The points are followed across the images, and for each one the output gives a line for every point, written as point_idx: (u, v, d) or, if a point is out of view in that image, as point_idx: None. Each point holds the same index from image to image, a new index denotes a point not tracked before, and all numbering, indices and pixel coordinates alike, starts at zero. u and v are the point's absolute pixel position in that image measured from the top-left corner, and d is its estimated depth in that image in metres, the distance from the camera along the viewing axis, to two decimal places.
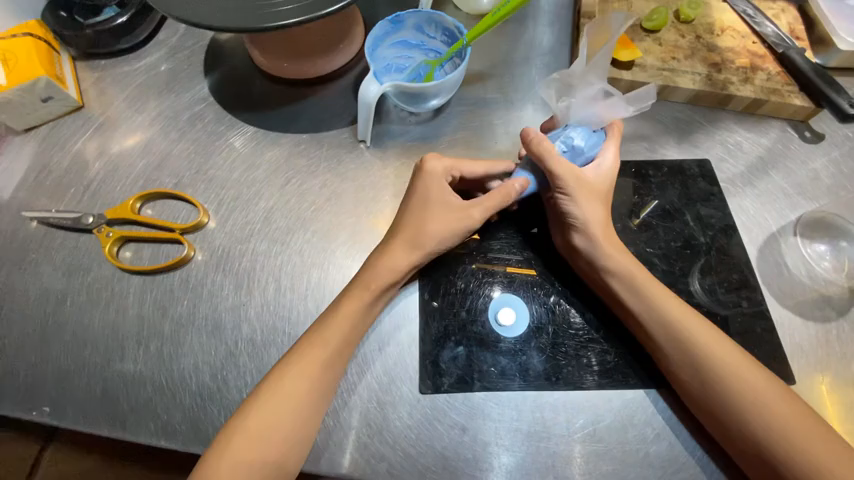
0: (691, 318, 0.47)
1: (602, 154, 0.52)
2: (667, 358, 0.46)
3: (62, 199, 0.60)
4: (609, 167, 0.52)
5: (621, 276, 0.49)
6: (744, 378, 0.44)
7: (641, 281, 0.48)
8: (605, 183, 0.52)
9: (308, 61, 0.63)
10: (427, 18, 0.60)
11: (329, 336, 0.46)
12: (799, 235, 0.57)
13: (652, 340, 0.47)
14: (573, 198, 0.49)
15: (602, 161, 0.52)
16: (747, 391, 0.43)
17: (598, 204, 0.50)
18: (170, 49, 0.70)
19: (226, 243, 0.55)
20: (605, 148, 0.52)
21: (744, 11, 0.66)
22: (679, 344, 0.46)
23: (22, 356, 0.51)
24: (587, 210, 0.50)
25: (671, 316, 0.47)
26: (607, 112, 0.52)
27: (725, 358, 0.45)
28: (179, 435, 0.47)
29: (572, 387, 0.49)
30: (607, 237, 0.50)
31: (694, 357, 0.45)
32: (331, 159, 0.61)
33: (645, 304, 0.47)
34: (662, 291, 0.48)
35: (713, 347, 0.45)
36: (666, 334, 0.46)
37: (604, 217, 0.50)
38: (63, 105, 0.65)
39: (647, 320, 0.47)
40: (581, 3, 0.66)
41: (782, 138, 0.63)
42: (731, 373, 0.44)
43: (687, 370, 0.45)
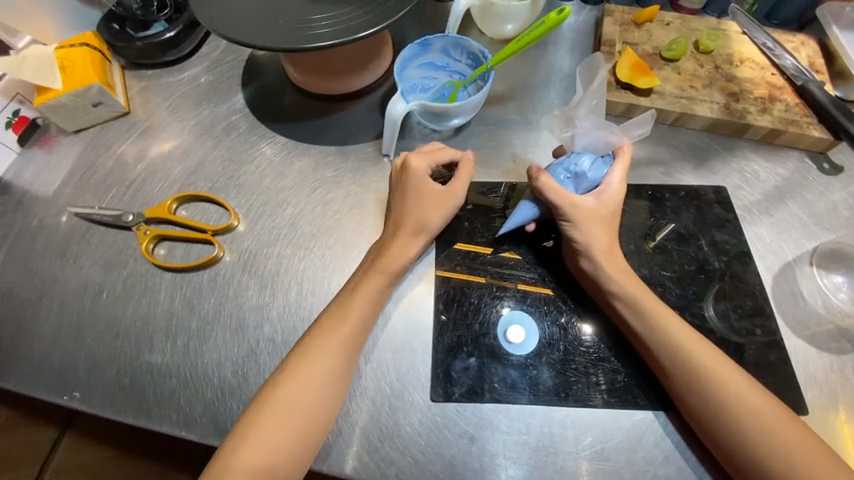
0: (701, 342, 0.47)
1: (608, 177, 0.53)
2: (675, 382, 0.47)
3: (105, 198, 0.65)
4: (614, 190, 0.53)
5: (629, 298, 0.49)
6: (753, 407, 0.44)
7: (649, 305, 0.49)
8: (610, 207, 0.52)
9: (337, 80, 0.66)
10: (453, 42, 0.63)
11: (349, 316, 0.49)
12: (815, 265, 0.57)
13: (659, 363, 0.47)
14: (575, 225, 0.51)
15: (606, 184, 0.53)
16: (755, 420, 0.43)
17: (602, 229, 0.51)
18: (212, 63, 0.75)
19: (253, 246, 0.58)
20: (611, 172, 0.53)
21: (764, 43, 0.67)
22: (687, 370, 0.46)
23: (59, 343, 0.54)
24: (589, 236, 0.51)
25: (679, 341, 0.47)
26: (610, 141, 0.54)
27: (734, 386, 0.45)
28: (199, 427, 0.49)
29: (581, 405, 0.49)
30: (615, 260, 0.51)
31: (704, 382, 0.45)
32: (356, 170, 0.64)
33: (654, 327, 0.48)
34: (671, 315, 0.49)
35: (722, 373, 0.45)
36: (673, 359, 0.47)
37: (608, 241, 0.51)
38: (111, 110, 0.70)
39: (656, 344, 0.48)
40: (602, 31, 0.69)
41: (800, 168, 0.63)
42: (740, 401, 0.44)
43: (698, 396, 0.45)
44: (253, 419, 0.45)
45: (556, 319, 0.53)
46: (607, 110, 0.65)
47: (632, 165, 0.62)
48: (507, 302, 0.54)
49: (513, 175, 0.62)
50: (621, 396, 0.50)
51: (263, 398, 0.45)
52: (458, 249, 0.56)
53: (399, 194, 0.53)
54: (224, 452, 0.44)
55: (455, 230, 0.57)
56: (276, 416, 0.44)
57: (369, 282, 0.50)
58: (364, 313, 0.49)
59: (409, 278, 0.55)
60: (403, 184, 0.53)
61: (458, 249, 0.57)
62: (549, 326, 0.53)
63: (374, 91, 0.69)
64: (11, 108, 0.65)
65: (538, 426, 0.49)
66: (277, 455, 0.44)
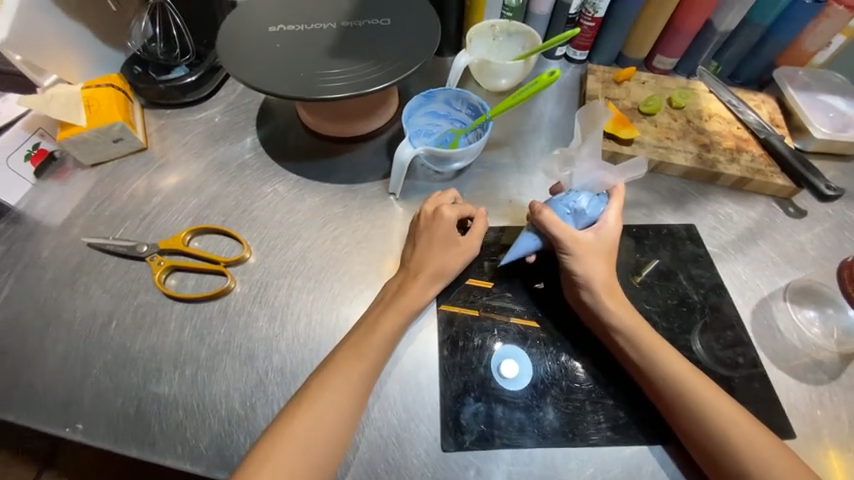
0: (691, 372, 0.50)
1: (605, 214, 0.58)
2: (673, 414, 0.49)
3: (117, 229, 0.67)
4: (610, 226, 0.58)
5: (627, 332, 0.53)
6: (746, 436, 0.47)
7: (647, 339, 0.52)
8: (607, 242, 0.57)
9: (344, 125, 0.72)
10: (455, 95, 0.70)
11: (367, 352, 0.51)
12: (788, 300, 0.62)
13: (658, 399, 0.50)
14: (576, 258, 0.55)
15: (604, 220, 0.58)
16: (748, 450, 0.46)
17: (600, 261, 0.56)
18: (228, 104, 0.80)
19: (264, 278, 0.61)
20: (606, 210, 0.58)
21: (728, 101, 0.76)
22: (684, 401, 0.48)
23: (66, 373, 0.55)
24: (589, 268, 0.55)
25: (675, 373, 0.50)
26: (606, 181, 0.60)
27: (729, 417, 0.47)
28: (204, 459, 0.50)
29: (587, 444, 0.51)
30: (613, 294, 0.55)
31: (701, 414, 0.48)
32: (364, 207, 0.68)
33: (651, 360, 0.51)
34: (667, 348, 0.52)
35: (716, 403, 0.48)
36: (671, 391, 0.49)
37: (607, 273, 0.55)
38: (129, 146, 0.73)
39: (653, 375, 0.51)
40: (587, 88, 0.77)
41: (768, 212, 0.70)
42: (734, 431, 0.47)
43: (695, 427, 0.48)
44: (264, 459, 0.45)
45: (558, 357, 0.56)
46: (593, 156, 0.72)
47: None
48: (509, 337, 0.57)
49: (510, 214, 0.67)
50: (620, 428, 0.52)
51: (275, 437, 0.46)
52: (462, 285, 0.59)
53: (426, 235, 0.58)
54: None
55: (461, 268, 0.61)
56: (290, 451, 0.45)
57: (389, 318, 0.53)
58: (372, 345, 0.51)
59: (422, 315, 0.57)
60: (432, 227, 0.58)
61: (463, 283, 0.60)
62: (552, 362, 0.55)
63: (382, 134, 0.75)
64: (32, 140, 0.68)
65: (544, 460, 0.50)
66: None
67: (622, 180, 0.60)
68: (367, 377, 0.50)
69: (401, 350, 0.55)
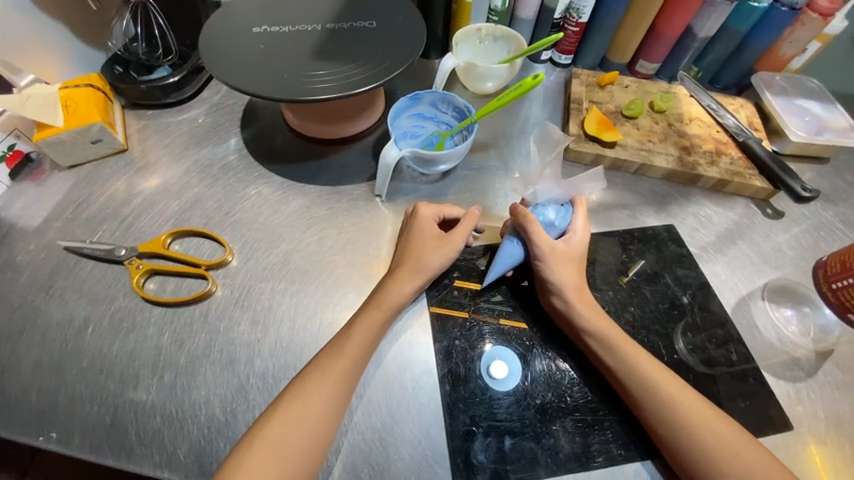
0: (671, 381, 0.50)
1: (574, 222, 0.59)
2: (647, 417, 0.49)
3: (95, 232, 0.65)
4: (579, 234, 0.59)
5: (601, 336, 0.53)
6: (718, 434, 0.47)
7: (624, 346, 0.52)
8: (577, 250, 0.58)
9: (330, 128, 0.71)
10: (441, 97, 0.70)
11: (348, 351, 0.50)
12: (767, 299, 0.63)
13: (648, 419, 0.49)
14: (548, 267, 0.55)
15: (573, 229, 0.59)
16: (718, 449, 0.47)
17: (572, 269, 0.56)
18: (212, 105, 0.79)
19: (247, 281, 0.60)
20: (574, 219, 0.59)
21: (708, 105, 0.78)
22: (658, 404, 0.49)
23: (39, 380, 0.53)
24: (561, 275, 0.55)
25: (648, 376, 0.50)
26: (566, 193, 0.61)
27: (698, 417, 0.48)
28: (183, 468, 0.48)
29: (603, 467, 0.50)
30: (586, 300, 0.55)
31: (688, 431, 0.47)
32: (348, 209, 0.67)
33: (629, 370, 0.51)
34: (640, 351, 0.52)
35: (700, 416, 0.48)
36: (645, 393, 0.50)
37: (578, 281, 0.56)
38: (109, 147, 0.71)
39: (636, 388, 0.50)
40: (571, 91, 0.78)
41: (746, 213, 0.72)
42: (706, 431, 0.47)
43: (668, 429, 0.48)
44: None
45: (538, 361, 0.55)
46: (577, 158, 0.72)
47: (601, 209, 0.69)
48: (489, 342, 0.56)
49: (495, 216, 0.67)
50: (602, 425, 0.52)
51: (255, 446, 0.45)
52: (447, 286, 0.60)
53: (406, 235, 0.59)
54: None
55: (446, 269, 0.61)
56: None
57: (368, 317, 0.53)
58: (355, 348, 0.51)
59: (404, 315, 0.57)
60: (411, 226, 0.59)
61: (444, 287, 0.59)
62: (537, 364, 0.55)
63: (367, 136, 0.75)
64: (7, 142, 0.66)
65: (528, 465, 0.50)
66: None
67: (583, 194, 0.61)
68: (350, 378, 0.50)
69: (385, 350, 0.55)
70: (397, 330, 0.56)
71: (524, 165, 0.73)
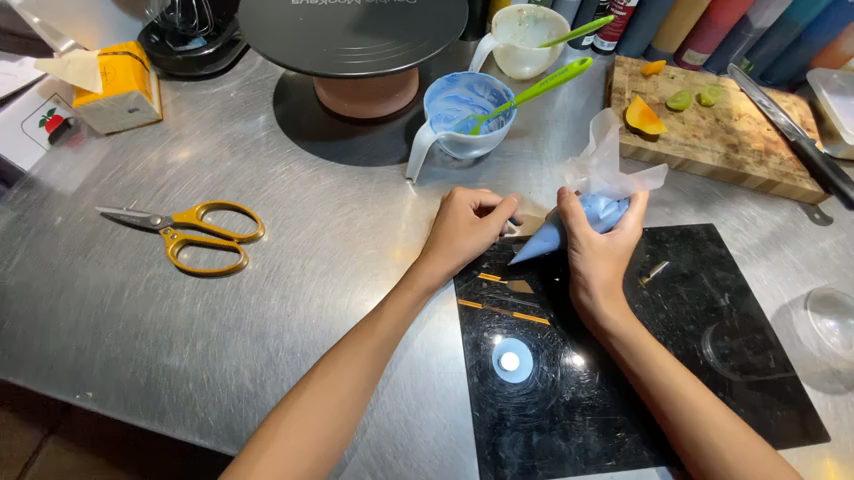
0: (694, 388, 0.49)
1: (624, 221, 0.57)
2: (667, 421, 0.48)
3: (130, 200, 0.66)
4: (627, 233, 0.56)
5: (626, 337, 0.52)
6: (740, 446, 0.45)
7: (646, 348, 0.51)
8: (621, 247, 0.56)
9: (364, 105, 0.70)
10: (479, 80, 0.68)
11: (378, 329, 0.50)
12: (809, 308, 0.60)
13: (669, 424, 0.48)
14: (583, 258, 0.54)
15: (622, 227, 0.56)
16: (741, 461, 0.45)
17: (607, 264, 0.54)
18: (245, 80, 0.78)
19: (277, 257, 0.60)
20: (625, 217, 0.57)
21: (759, 101, 0.74)
22: (679, 409, 0.47)
23: (76, 339, 0.55)
24: (591, 268, 0.54)
25: (671, 380, 0.49)
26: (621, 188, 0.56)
27: (721, 426, 0.46)
28: (213, 433, 0.50)
29: (630, 467, 0.50)
30: (613, 297, 0.54)
31: (706, 440, 0.46)
32: (379, 190, 0.67)
33: (651, 372, 0.50)
34: (666, 356, 0.51)
35: (723, 426, 0.46)
36: (667, 397, 0.48)
37: (610, 278, 0.54)
38: (145, 117, 0.72)
39: (655, 390, 0.49)
40: (613, 79, 0.74)
41: (793, 217, 0.68)
42: (728, 441, 0.46)
43: (688, 435, 0.47)
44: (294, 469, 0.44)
45: (568, 357, 0.55)
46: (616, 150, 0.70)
47: None
48: (519, 334, 0.56)
49: (528, 206, 0.66)
50: (631, 426, 0.51)
51: (284, 420, 0.46)
52: (474, 278, 0.59)
53: (440, 219, 0.59)
54: None
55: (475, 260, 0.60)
56: (316, 459, 0.45)
57: (398, 297, 0.53)
58: (384, 328, 0.51)
59: (433, 300, 0.57)
60: (446, 211, 0.59)
61: (474, 277, 0.59)
62: (565, 361, 0.54)
63: (401, 117, 0.73)
64: (47, 106, 0.66)
65: (555, 463, 0.49)
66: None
67: (642, 189, 0.57)
68: (379, 359, 0.50)
69: (412, 334, 0.55)
70: (425, 314, 0.56)
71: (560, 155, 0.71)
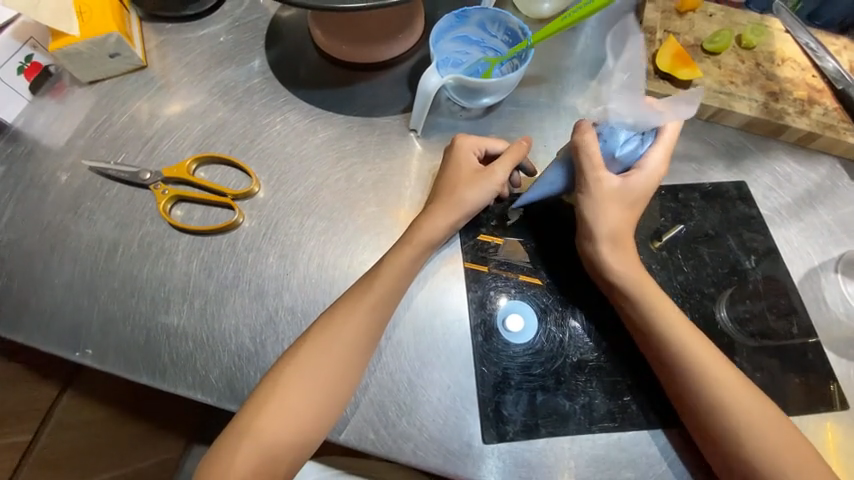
0: (699, 340, 0.47)
1: (644, 158, 0.52)
2: (668, 375, 0.47)
3: (119, 154, 0.62)
4: (647, 173, 0.52)
5: (633, 291, 0.49)
6: (740, 401, 0.45)
7: (652, 299, 0.49)
8: (637, 192, 0.52)
9: (363, 48, 0.64)
10: (492, 16, 0.60)
11: (376, 284, 0.49)
12: (840, 272, 0.56)
13: (670, 378, 0.47)
14: (589, 200, 0.51)
15: (641, 166, 0.52)
16: (740, 416, 0.44)
17: (617, 209, 0.51)
18: (233, 21, 0.70)
19: (274, 215, 0.57)
20: (648, 153, 0.52)
21: (806, 44, 0.65)
22: (680, 360, 0.46)
23: (73, 298, 0.54)
24: (600, 214, 0.51)
25: (677, 336, 0.47)
26: (649, 118, 0.50)
27: (723, 382, 0.45)
28: (215, 391, 0.50)
29: (638, 429, 0.49)
30: (622, 249, 0.51)
31: (706, 397, 0.45)
32: (380, 142, 0.62)
33: (657, 324, 0.48)
34: (674, 309, 0.49)
35: (726, 381, 0.46)
36: (669, 350, 0.47)
37: (620, 224, 0.51)
38: (128, 63, 0.66)
39: (658, 343, 0.48)
40: (644, 17, 0.65)
41: (832, 174, 0.62)
42: (729, 397, 0.45)
43: (686, 389, 0.46)
44: (294, 424, 0.45)
45: (577, 318, 0.52)
46: None
47: None
48: (527, 295, 0.53)
49: (543, 162, 0.61)
50: (642, 389, 0.50)
51: (285, 375, 0.46)
52: (476, 240, 0.55)
53: (440, 170, 0.56)
54: (275, 460, 0.44)
55: (479, 219, 0.56)
56: (314, 413, 0.45)
57: (398, 254, 0.51)
58: (384, 286, 0.49)
59: (435, 257, 0.55)
60: (447, 159, 0.55)
61: (481, 236, 0.55)
62: (575, 322, 0.52)
63: (404, 62, 0.66)
64: (23, 52, 0.61)
65: (559, 421, 0.49)
66: (292, 431, 0.45)
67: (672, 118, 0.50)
68: (375, 314, 0.48)
69: (414, 293, 0.53)
70: (426, 272, 0.54)
71: (579, 105, 0.64)
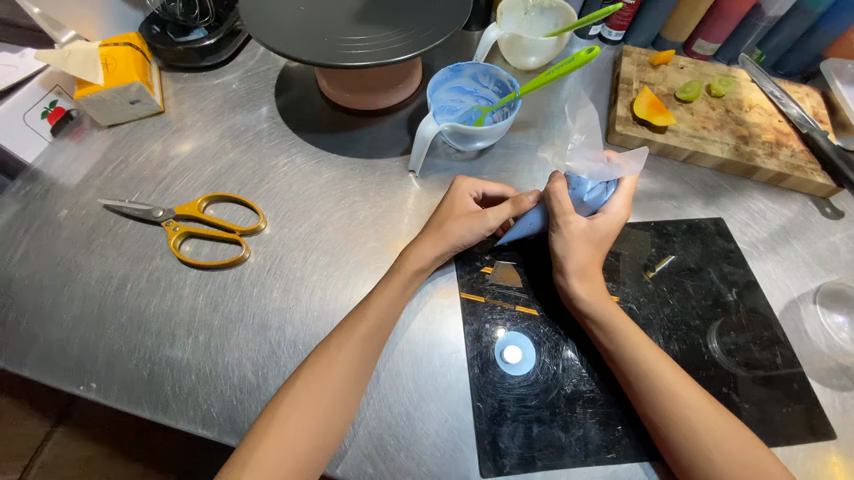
0: (671, 371, 0.49)
1: (609, 204, 0.55)
2: (644, 406, 0.48)
3: (133, 192, 0.66)
4: (610, 217, 0.55)
5: (604, 321, 0.52)
6: (713, 430, 0.46)
7: (625, 330, 0.51)
8: (604, 232, 0.55)
9: (363, 95, 0.69)
10: (483, 70, 0.66)
11: (373, 317, 0.51)
12: (818, 304, 0.59)
13: (646, 410, 0.48)
14: (560, 239, 0.54)
15: (605, 211, 0.55)
16: (709, 440, 0.45)
17: (586, 248, 0.54)
18: (246, 71, 0.76)
19: (279, 250, 0.60)
20: (611, 200, 0.56)
21: (771, 92, 0.71)
22: (653, 391, 0.48)
23: (80, 332, 0.55)
24: (572, 251, 0.54)
25: (649, 364, 0.49)
26: (608, 172, 0.52)
27: (695, 408, 0.47)
28: (216, 425, 0.50)
29: (632, 461, 0.49)
30: (592, 280, 0.54)
31: (683, 429, 0.46)
32: (381, 183, 0.66)
33: (629, 355, 0.50)
34: (644, 340, 0.51)
35: (699, 409, 0.47)
36: (642, 381, 0.48)
37: (592, 261, 0.54)
38: (146, 109, 0.71)
39: (632, 373, 0.49)
40: (621, 70, 0.72)
41: (803, 211, 0.67)
42: (698, 421, 0.46)
43: (666, 421, 0.47)
44: (288, 458, 0.45)
45: (570, 349, 0.54)
46: (623, 142, 0.68)
47: (646, 197, 0.65)
48: (523, 327, 0.55)
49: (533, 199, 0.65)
50: (635, 420, 0.50)
51: (281, 405, 0.47)
52: (469, 272, 0.58)
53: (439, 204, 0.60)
54: None
55: (471, 252, 0.59)
56: (309, 447, 0.45)
57: (395, 287, 0.53)
58: (375, 311, 0.51)
59: (429, 287, 0.57)
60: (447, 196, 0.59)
61: (476, 270, 0.58)
62: (567, 353, 0.54)
63: (403, 109, 0.72)
64: (49, 98, 0.65)
65: (555, 454, 0.49)
66: (285, 463, 0.45)
67: (629, 172, 0.52)
68: (372, 343, 0.50)
69: (407, 321, 0.55)
70: (417, 300, 0.57)
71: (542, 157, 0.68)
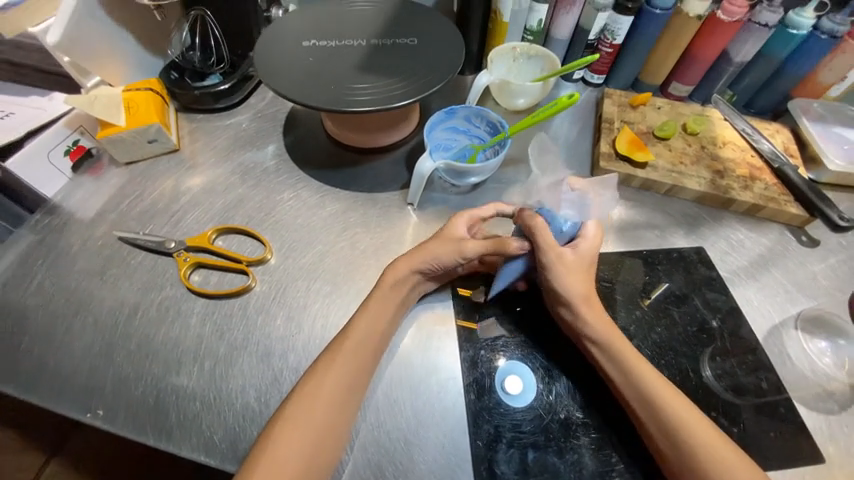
0: (673, 393, 0.50)
1: (585, 228, 0.59)
2: (647, 428, 0.49)
3: (147, 225, 0.70)
4: (590, 240, 0.59)
5: (607, 346, 0.53)
6: (716, 453, 0.47)
7: (626, 354, 0.52)
8: (585, 258, 0.58)
9: (367, 135, 0.74)
10: (475, 112, 0.72)
11: (372, 343, 0.53)
12: (799, 329, 0.62)
13: (650, 432, 0.49)
14: (552, 272, 0.56)
15: (584, 235, 0.59)
16: (714, 462, 0.46)
17: (580, 277, 0.57)
18: (257, 112, 0.82)
19: (283, 279, 0.63)
20: (586, 225, 0.59)
21: (743, 129, 0.77)
22: (655, 414, 0.49)
23: (89, 360, 0.57)
24: (567, 286, 0.56)
25: (651, 387, 0.50)
26: (584, 204, 0.60)
27: (698, 431, 0.48)
28: (218, 452, 0.51)
29: None
30: (594, 306, 0.55)
31: (686, 450, 0.47)
32: (381, 216, 0.70)
33: (631, 378, 0.51)
34: (645, 364, 0.52)
35: (700, 431, 0.48)
36: (645, 404, 0.50)
37: (587, 289, 0.56)
38: (162, 147, 0.76)
39: (634, 396, 0.50)
40: (602, 110, 0.78)
41: (780, 240, 0.70)
42: (702, 444, 0.47)
43: (670, 443, 0.48)
44: None
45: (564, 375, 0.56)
46: None
47: (631, 227, 0.69)
48: (527, 356, 0.57)
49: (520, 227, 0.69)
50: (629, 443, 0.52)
51: (280, 430, 0.48)
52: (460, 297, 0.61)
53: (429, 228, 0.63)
54: None
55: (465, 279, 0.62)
56: (313, 470, 0.46)
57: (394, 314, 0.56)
58: (374, 337, 0.54)
59: (423, 313, 0.60)
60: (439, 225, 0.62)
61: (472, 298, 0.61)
62: (561, 379, 0.56)
63: (402, 147, 0.77)
64: (73, 137, 0.71)
65: None
66: None
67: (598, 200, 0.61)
68: (365, 364, 0.52)
69: (399, 344, 0.58)
70: (410, 322, 0.59)
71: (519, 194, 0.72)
